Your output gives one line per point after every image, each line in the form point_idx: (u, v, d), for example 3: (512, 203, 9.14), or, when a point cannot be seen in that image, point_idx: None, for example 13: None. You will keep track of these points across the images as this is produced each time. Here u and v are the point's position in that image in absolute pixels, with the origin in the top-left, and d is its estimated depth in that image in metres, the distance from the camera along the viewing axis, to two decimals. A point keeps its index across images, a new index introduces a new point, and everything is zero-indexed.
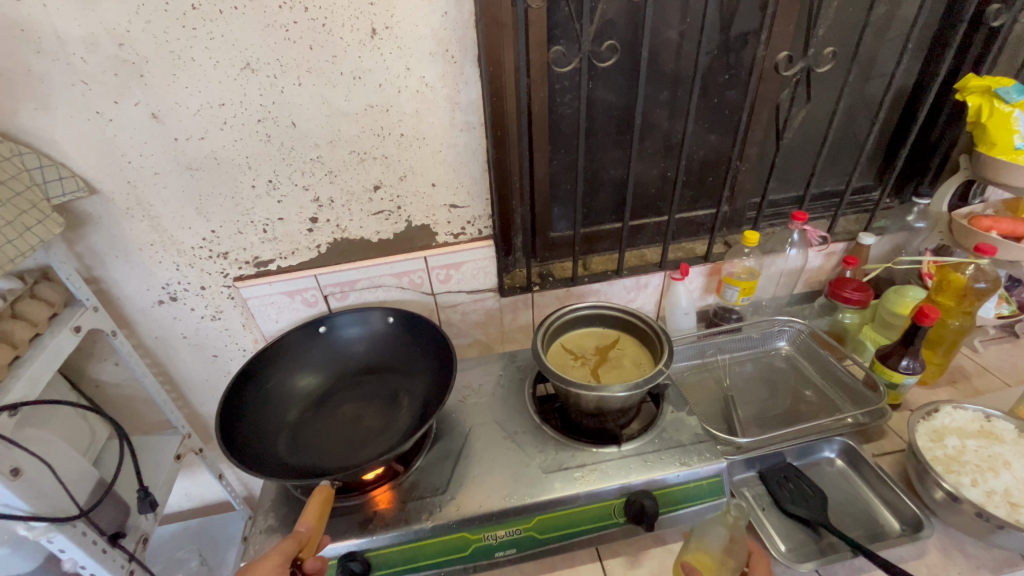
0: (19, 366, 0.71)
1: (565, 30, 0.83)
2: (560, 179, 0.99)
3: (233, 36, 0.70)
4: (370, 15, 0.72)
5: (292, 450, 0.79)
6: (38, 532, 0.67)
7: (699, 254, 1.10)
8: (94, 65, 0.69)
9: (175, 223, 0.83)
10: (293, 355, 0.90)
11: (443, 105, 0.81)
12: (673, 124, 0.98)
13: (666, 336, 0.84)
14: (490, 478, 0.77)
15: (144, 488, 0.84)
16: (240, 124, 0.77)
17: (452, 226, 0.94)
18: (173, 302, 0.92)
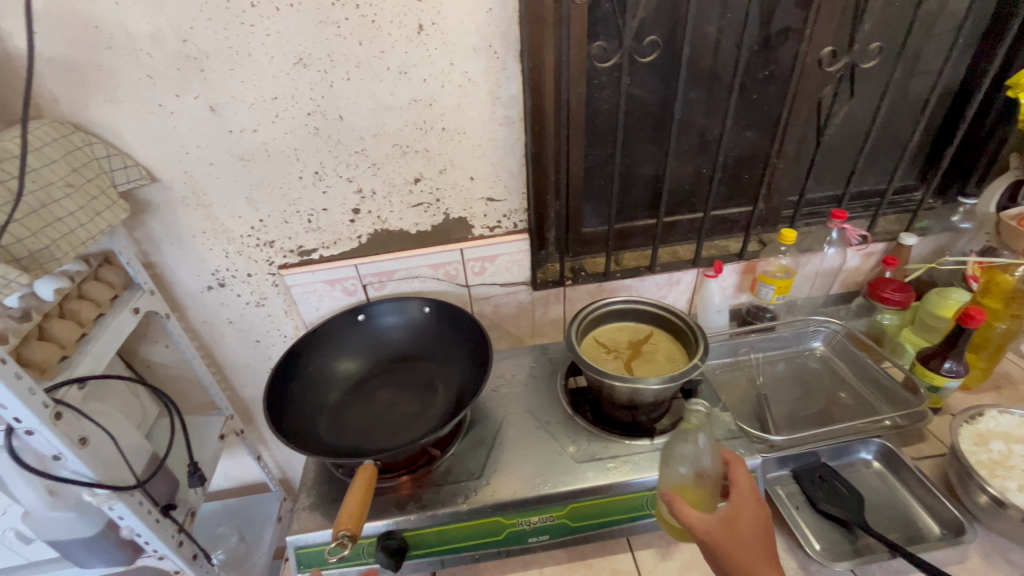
0: (86, 343, 0.76)
1: (606, 26, 0.83)
2: (595, 174, 0.99)
3: (288, 33, 0.73)
4: (418, 11, 0.74)
5: (332, 431, 0.82)
6: (101, 499, 0.71)
7: (733, 252, 1.09)
8: (159, 60, 0.73)
9: (227, 212, 0.87)
10: (334, 341, 0.93)
11: (485, 99, 0.83)
12: (709, 121, 0.98)
13: (701, 331, 0.85)
14: (523, 466, 0.78)
15: (194, 464, 0.89)
16: (291, 117, 0.80)
17: (488, 220, 0.96)
18: (221, 288, 0.96)
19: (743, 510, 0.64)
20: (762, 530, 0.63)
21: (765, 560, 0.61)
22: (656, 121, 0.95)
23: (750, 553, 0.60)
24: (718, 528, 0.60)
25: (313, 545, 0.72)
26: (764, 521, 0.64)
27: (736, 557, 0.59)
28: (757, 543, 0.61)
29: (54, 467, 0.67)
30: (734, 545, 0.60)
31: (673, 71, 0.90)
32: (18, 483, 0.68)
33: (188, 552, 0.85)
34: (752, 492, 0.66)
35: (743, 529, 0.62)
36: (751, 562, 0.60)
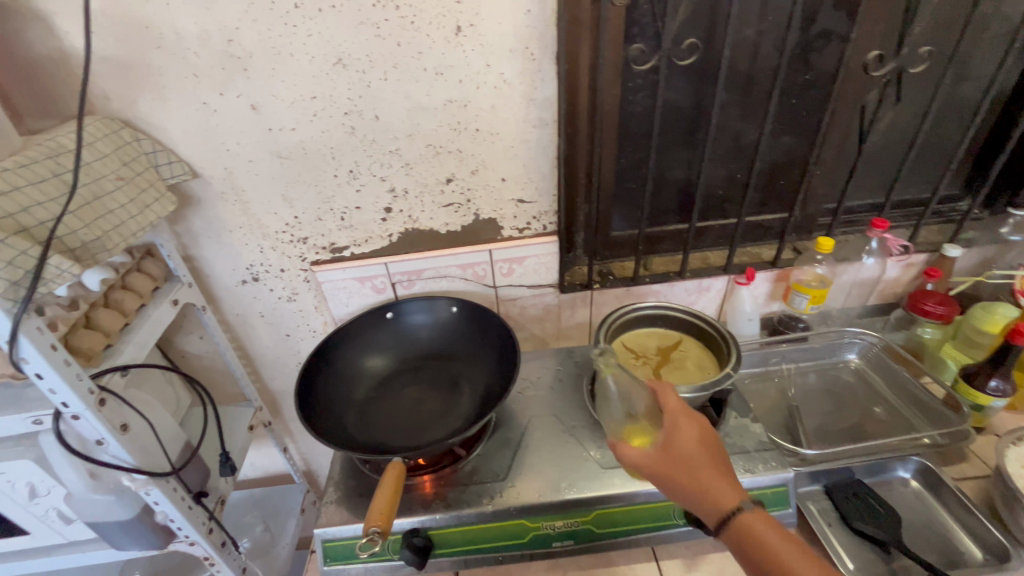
0: (128, 333, 0.79)
1: (643, 28, 0.82)
2: (626, 178, 0.98)
3: (329, 34, 0.74)
4: (457, 13, 0.74)
5: (360, 426, 0.83)
6: (139, 484, 0.73)
7: (766, 259, 1.07)
8: (205, 59, 0.75)
9: (264, 208, 0.89)
10: (362, 338, 0.94)
11: (519, 101, 0.83)
12: (746, 125, 0.95)
13: (733, 339, 0.83)
14: (548, 469, 0.78)
15: (225, 453, 0.91)
16: (328, 116, 0.81)
17: (518, 221, 0.96)
18: (255, 282, 0.98)
19: (679, 429, 0.64)
20: (706, 441, 0.63)
21: (716, 466, 0.62)
22: (691, 125, 0.94)
23: (701, 468, 0.61)
24: (658, 458, 0.63)
25: (339, 539, 0.73)
26: (707, 429, 0.65)
27: (688, 478, 0.61)
28: (706, 454, 0.62)
29: (96, 450, 0.70)
30: (679, 467, 0.62)
31: (710, 73, 0.88)
32: (63, 465, 0.70)
33: (217, 539, 0.87)
34: (685, 407, 0.66)
35: (687, 447, 0.63)
36: (703, 475, 0.61)
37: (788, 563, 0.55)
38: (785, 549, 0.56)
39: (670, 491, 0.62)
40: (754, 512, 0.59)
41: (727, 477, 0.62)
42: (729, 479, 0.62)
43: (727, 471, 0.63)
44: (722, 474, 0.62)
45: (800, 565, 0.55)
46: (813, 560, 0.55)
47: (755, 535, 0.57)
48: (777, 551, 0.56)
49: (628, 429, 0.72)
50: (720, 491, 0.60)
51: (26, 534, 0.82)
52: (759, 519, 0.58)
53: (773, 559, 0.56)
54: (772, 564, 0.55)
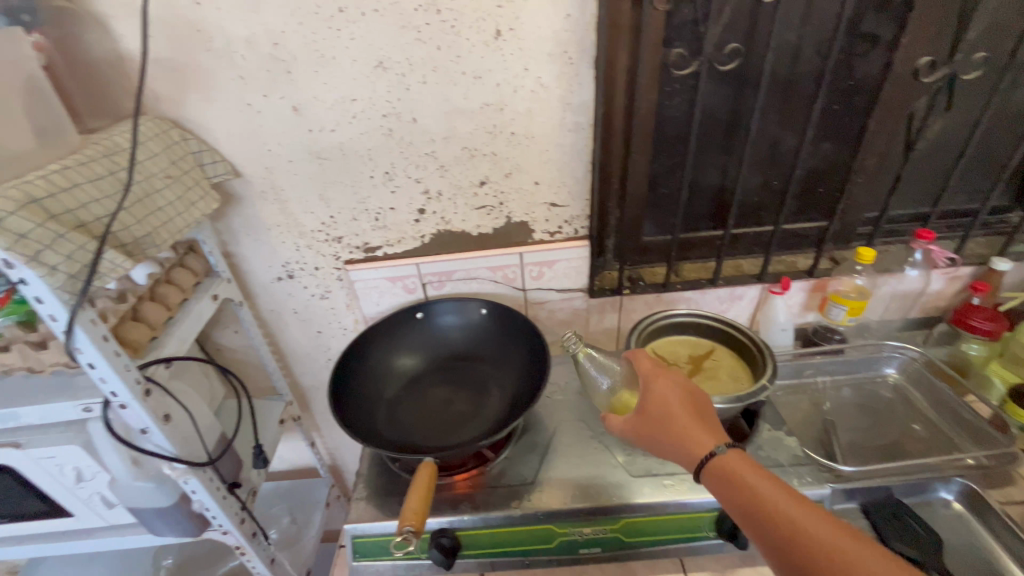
0: (171, 326, 0.81)
1: (683, 33, 0.81)
2: (660, 183, 0.97)
3: (372, 37, 0.75)
4: (497, 17, 0.75)
5: (389, 424, 0.84)
6: (179, 473, 0.75)
7: (802, 268, 1.05)
8: (251, 62, 0.77)
9: (301, 207, 0.91)
10: (393, 337, 0.95)
11: (556, 105, 0.83)
12: (785, 131, 0.93)
13: (768, 350, 0.82)
14: (576, 475, 0.78)
15: (258, 446, 0.93)
16: (367, 118, 0.82)
17: (549, 225, 0.96)
18: (290, 279, 1.00)
19: (652, 389, 0.67)
20: (682, 392, 0.66)
21: (692, 417, 0.64)
22: (729, 131, 0.92)
23: (677, 417, 0.64)
24: (639, 423, 0.67)
25: (369, 536, 0.74)
26: (682, 381, 0.67)
27: (665, 428, 0.64)
28: (682, 404, 0.64)
29: (139, 439, 0.72)
30: (658, 425, 0.65)
31: (750, 78, 0.86)
32: (109, 451, 0.73)
33: (248, 530, 0.89)
34: (660, 364, 0.69)
35: (662, 399, 0.65)
36: (679, 428, 0.63)
37: (766, 498, 0.56)
38: (764, 486, 0.57)
39: (657, 448, 0.65)
40: (731, 453, 0.60)
41: (708, 425, 0.63)
42: (709, 426, 0.63)
43: (708, 419, 0.64)
44: (700, 421, 0.63)
45: (778, 500, 0.55)
46: (793, 494, 0.56)
47: (734, 475, 0.58)
48: (755, 488, 0.57)
49: (613, 399, 0.77)
50: (699, 440, 0.62)
51: (70, 517, 0.85)
52: (737, 459, 0.59)
53: (751, 495, 0.56)
54: (751, 501, 0.56)
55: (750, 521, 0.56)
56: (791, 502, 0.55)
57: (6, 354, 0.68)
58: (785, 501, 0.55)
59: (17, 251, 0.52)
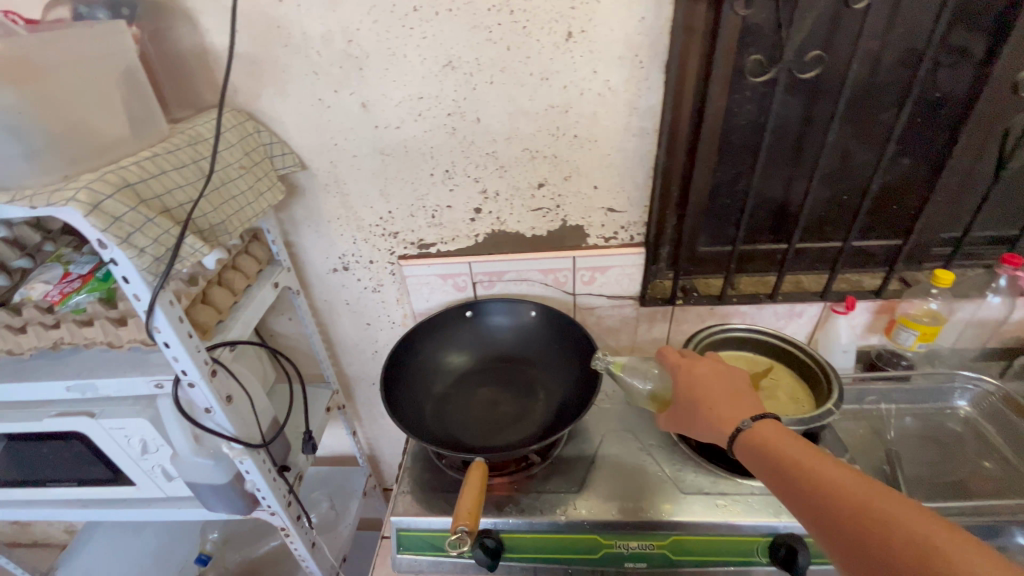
0: (237, 310, 0.85)
1: (759, 39, 0.78)
2: (722, 193, 0.93)
3: (443, 36, 0.76)
4: (570, 19, 0.74)
5: (437, 419, 0.85)
6: (236, 453, 0.78)
7: (868, 288, 1.00)
8: (326, 58, 0.79)
9: (361, 201, 0.93)
10: (444, 334, 0.96)
11: (622, 109, 0.81)
12: (862, 144, 0.88)
13: (835, 373, 0.79)
14: (624, 487, 0.76)
15: (308, 432, 0.96)
16: (432, 116, 0.83)
17: (605, 230, 0.95)
18: (344, 271, 1.02)
19: (692, 369, 0.74)
20: (709, 374, 0.72)
21: (731, 392, 0.70)
22: (800, 143, 0.88)
23: (704, 395, 0.70)
24: (685, 397, 0.73)
25: (414, 530, 0.75)
26: (713, 366, 0.74)
27: (695, 407, 0.71)
28: (709, 386, 0.71)
29: (202, 417, 0.75)
30: (703, 395, 0.71)
31: (828, 88, 0.82)
32: (174, 426, 0.76)
33: (294, 512, 0.92)
34: (691, 355, 0.77)
35: (690, 382, 0.73)
36: (720, 398, 0.69)
37: (793, 456, 0.58)
38: (792, 447, 0.60)
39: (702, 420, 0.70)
40: (756, 424, 0.64)
41: (737, 400, 0.68)
42: (738, 403, 0.68)
43: (738, 396, 0.69)
44: (728, 399, 0.69)
45: (804, 457, 0.58)
46: (821, 454, 0.58)
47: (761, 439, 0.62)
48: (784, 449, 0.60)
49: (648, 398, 0.80)
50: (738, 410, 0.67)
51: (132, 486, 0.89)
52: (765, 427, 0.63)
53: (778, 455, 0.60)
54: (778, 460, 0.59)
55: (779, 481, 0.58)
56: (817, 459, 0.57)
57: (87, 328, 0.72)
58: (811, 459, 0.57)
59: (111, 233, 0.55)
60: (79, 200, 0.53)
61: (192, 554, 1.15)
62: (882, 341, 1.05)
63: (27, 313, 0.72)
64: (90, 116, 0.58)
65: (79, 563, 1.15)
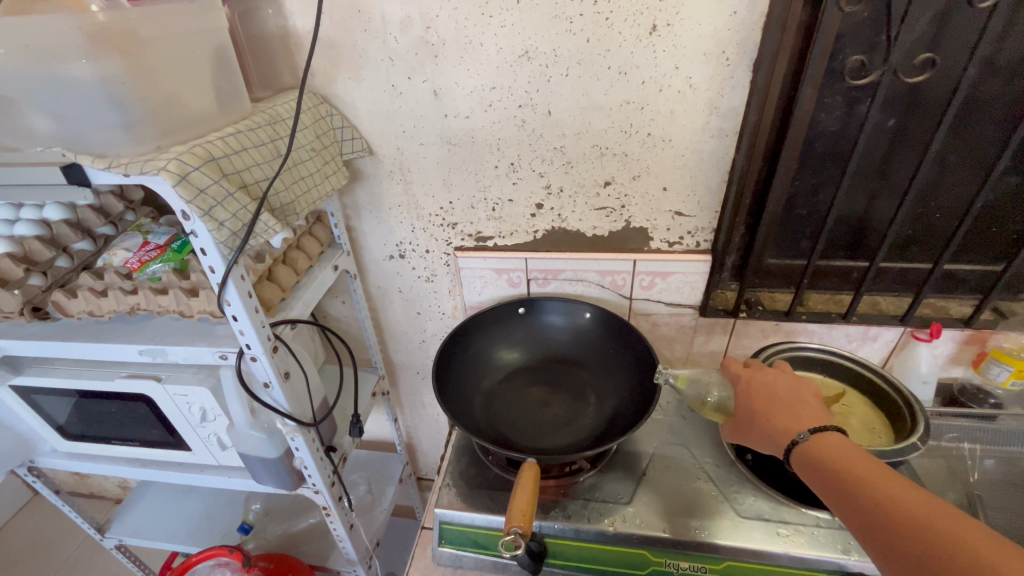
0: (299, 290, 0.86)
1: (858, 39, 0.72)
2: (800, 203, 0.88)
3: (522, 26, 0.74)
4: (656, 11, 0.71)
5: (485, 415, 0.85)
6: (289, 429, 0.79)
7: (955, 316, 0.92)
8: (402, 44, 0.78)
9: (423, 190, 0.93)
10: (497, 330, 0.96)
11: (702, 108, 0.78)
12: (965, 159, 0.80)
13: (920, 406, 0.74)
14: (677, 503, 0.73)
15: (355, 415, 0.96)
16: (503, 107, 0.82)
17: (670, 235, 0.91)
18: (400, 259, 1.03)
19: (757, 377, 0.71)
20: (773, 385, 0.69)
21: (800, 400, 0.66)
22: (893, 154, 0.81)
23: (764, 406, 0.67)
24: (752, 403, 0.69)
25: (457, 524, 0.74)
26: (778, 376, 0.70)
27: (753, 417, 0.68)
28: (774, 396, 0.68)
29: (261, 391, 0.77)
30: (773, 404, 0.67)
31: (930, 95, 0.76)
32: (232, 398, 0.78)
33: (336, 492, 0.93)
34: (755, 366, 0.73)
35: (751, 391, 0.70)
36: (791, 405, 0.66)
37: (854, 470, 0.55)
38: (854, 461, 0.56)
39: (770, 428, 0.65)
40: (813, 437, 0.60)
41: (799, 410, 0.65)
42: (805, 414, 0.64)
43: (801, 407, 0.65)
44: (794, 410, 0.65)
45: (866, 472, 0.55)
46: (886, 471, 0.54)
47: (820, 451, 0.59)
48: (844, 462, 0.57)
49: (714, 410, 0.77)
50: (810, 417, 0.64)
51: (187, 451, 0.92)
52: (826, 440, 0.60)
53: (838, 467, 0.56)
54: (836, 473, 0.56)
55: (836, 494, 0.56)
56: (880, 475, 0.54)
57: (163, 296, 0.74)
58: (873, 475, 0.54)
59: (195, 205, 0.56)
60: (170, 170, 0.54)
61: (235, 522, 1.20)
62: (966, 375, 0.96)
63: (108, 277, 0.76)
64: (182, 90, 0.60)
65: (131, 519, 1.20)
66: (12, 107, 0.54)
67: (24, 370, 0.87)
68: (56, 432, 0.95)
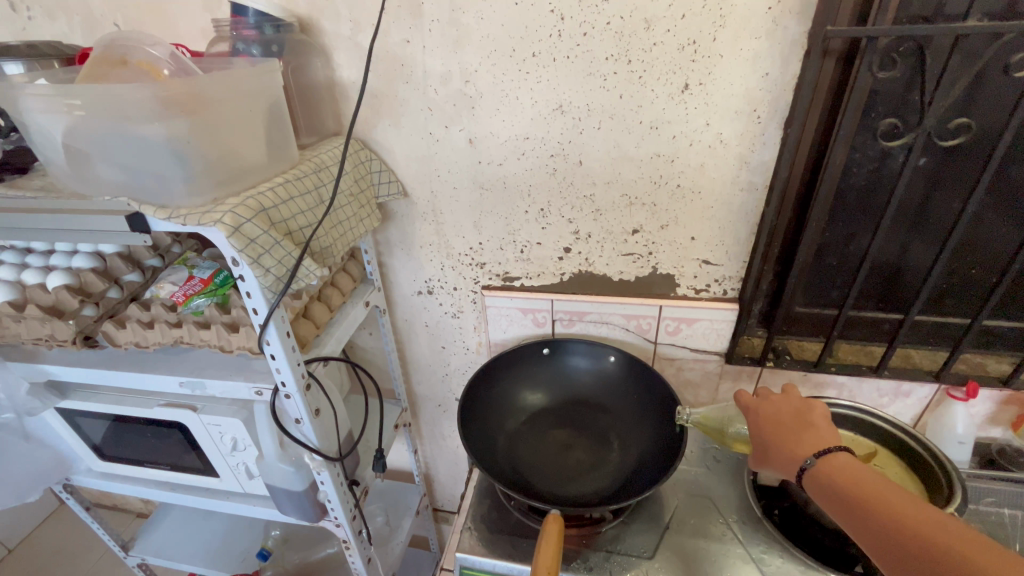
0: (331, 327, 0.89)
1: (891, 101, 0.73)
2: (829, 254, 0.87)
3: (557, 82, 0.77)
4: (689, 71, 0.73)
5: (507, 457, 0.85)
6: (316, 464, 0.81)
7: (992, 374, 0.90)
8: (442, 96, 0.82)
9: (454, 231, 0.95)
10: (523, 372, 0.97)
11: (732, 162, 0.79)
12: (1002, 216, 0.79)
13: (956, 471, 0.73)
14: (701, 561, 0.72)
15: (379, 450, 0.97)
16: (536, 156, 0.84)
17: (697, 282, 0.91)
18: (428, 295, 1.05)
19: (763, 405, 0.70)
20: (781, 414, 0.68)
21: (806, 423, 0.65)
22: (926, 210, 0.81)
23: (776, 436, 0.66)
24: (762, 430, 0.68)
25: (476, 569, 0.74)
26: (786, 403, 0.69)
27: (768, 448, 0.67)
28: (783, 425, 0.67)
29: (292, 426, 0.79)
30: (783, 432, 0.66)
31: (966, 155, 0.76)
32: (264, 431, 0.81)
33: (357, 527, 0.93)
34: (763, 394, 0.72)
35: (761, 421, 0.69)
36: (801, 430, 0.65)
37: (864, 490, 0.56)
38: (899, 503, 0.54)
39: (783, 456, 0.64)
40: (821, 461, 0.60)
41: (808, 436, 0.64)
42: (817, 438, 0.63)
43: (811, 432, 0.64)
44: (803, 436, 0.64)
45: (881, 495, 0.55)
46: (896, 491, 0.55)
47: (829, 471, 0.59)
48: (855, 483, 0.57)
49: (736, 440, 0.78)
50: (820, 439, 0.63)
51: (215, 478, 0.94)
52: (834, 461, 0.60)
53: (847, 487, 0.57)
54: (847, 492, 0.57)
55: (850, 515, 0.56)
56: (888, 492, 0.55)
57: (204, 331, 0.77)
58: (882, 492, 0.55)
59: (246, 253, 0.59)
60: (225, 222, 0.57)
61: (253, 547, 1.21)
62: (1006, 435, 0.93)
63: (154, 309, 0.79)
64: (237, 143, 0.63)
65: (154, 538, 1.22)
66: (84, 159, 0.59)
67: (68, 394, 0.91)
68: (92, 453, 0.99)
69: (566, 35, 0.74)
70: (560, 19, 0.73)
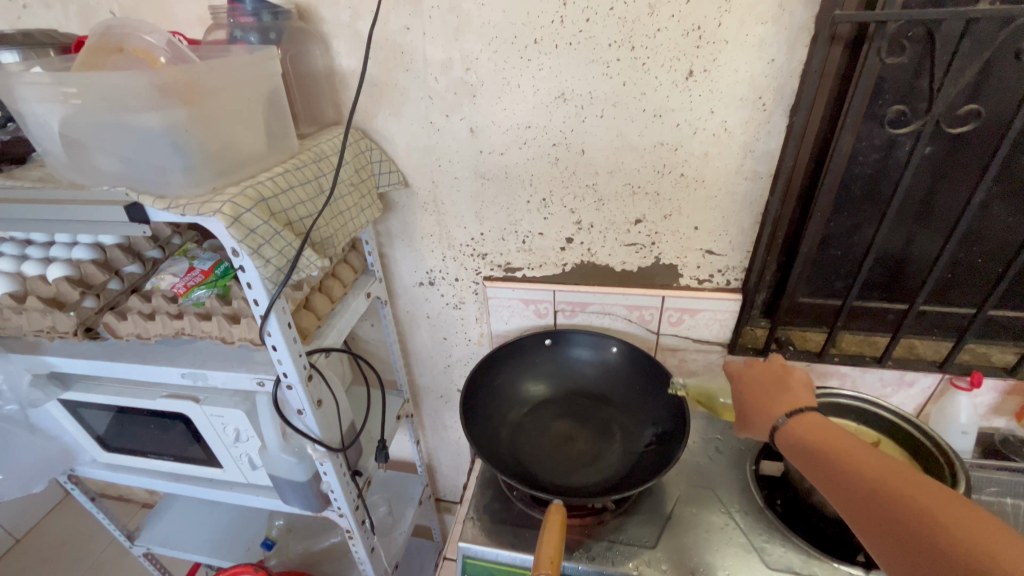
0: (332, 318, 0.88)
1: (898, 87, 0.72)
2: (833, 243, 0.86)
3: (559, 69, 0.76)
4: (693, 57, 0.72)
5: (510, 447, 0.86)
6: (318, 455, 0.81)
7: (996, 364, 0.89)
8: (442, 84, 0.81)
9: (456, 222, 0.95)
10: (525, 363, 0.96)
11: (736, 151, 0.78)
12: (1010, 204, 0.78)
13: (960, 459, 0.72)
14: (703, 550, 0.72)
15: (382, 440, 0.98)
16: (538, 145, 0.83)
17: (700, 272, 0.91)
18: (429, 286, 1.05)
19: (747, 371, 0.75)
20: (762, 379, 0.72)
21: (784, 387, 0.69)
22: (933, 199, 0.80)
23: (754, 399, 0.71)
24: (742, 393, 0.73)
25: (480, 559, 0.75)
26: (769, 369, 0.73)
27: (746, 409, 0.71)
28: (763, 389, 0.71)
29: (294, 417, 0.79)
30: (761, 395, 0.70)
31: (973, 142, 0.74)
32: (266, 422, 0.81)
33: (360, 517, 0.94)
34: (748, 363, 0.77)
35: (743, 386, 0.73)
36: (777, 392, 0.69)
37: (829, 440, 0.60)
38: (858, 450, 0.58)
39: (758, 415, 0.69)
40: (790, 419, 0.65)
41: (784, 398, 0.68)
42: (791, 399, 0.67)
43: (788, 394, 0.68)
44: (780, 399, 0.68)
45: (843, 444, 0.59)
46: (858, 442, 0.59)
47: (800, 425, 0.63)
48: (821, 435, 0.61)
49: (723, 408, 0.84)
50: (794, 400, 0.67)
51: (218, 469, 0.94)
52: (806, 418, 0.64)
53: (813, 437, 0.61)
54: (812, 441, 0.61)
55: (811, 461, 0.60)
56: (850, 442, 0.59)
57: (206, 322, 0.77)
58: (844, 442, 0.59)
59: (246, 244, 0.58)
60: (223, 213, 0.57)
61: (258, 537, 1.22)
62: (1009, 426, 0.93)
63: (155, 301, 0.79)
64: (237, 133, 0.63)
65: (159, 529, 1.23)
66: (83, 148, 0.59)
67: (72, 386, 0.91)
68: (96, 444, 0.99)
69: (568, 21, 0.72)
70: (562, 5, 0.71)
